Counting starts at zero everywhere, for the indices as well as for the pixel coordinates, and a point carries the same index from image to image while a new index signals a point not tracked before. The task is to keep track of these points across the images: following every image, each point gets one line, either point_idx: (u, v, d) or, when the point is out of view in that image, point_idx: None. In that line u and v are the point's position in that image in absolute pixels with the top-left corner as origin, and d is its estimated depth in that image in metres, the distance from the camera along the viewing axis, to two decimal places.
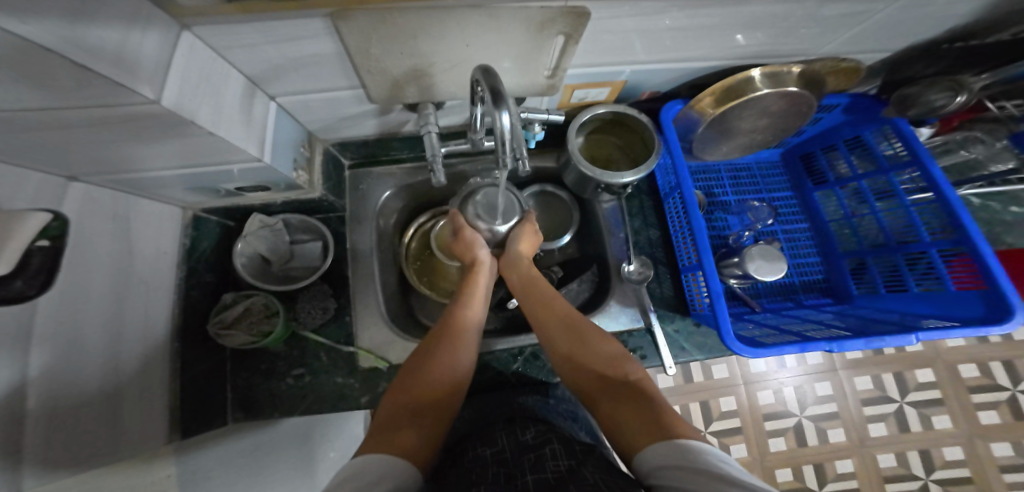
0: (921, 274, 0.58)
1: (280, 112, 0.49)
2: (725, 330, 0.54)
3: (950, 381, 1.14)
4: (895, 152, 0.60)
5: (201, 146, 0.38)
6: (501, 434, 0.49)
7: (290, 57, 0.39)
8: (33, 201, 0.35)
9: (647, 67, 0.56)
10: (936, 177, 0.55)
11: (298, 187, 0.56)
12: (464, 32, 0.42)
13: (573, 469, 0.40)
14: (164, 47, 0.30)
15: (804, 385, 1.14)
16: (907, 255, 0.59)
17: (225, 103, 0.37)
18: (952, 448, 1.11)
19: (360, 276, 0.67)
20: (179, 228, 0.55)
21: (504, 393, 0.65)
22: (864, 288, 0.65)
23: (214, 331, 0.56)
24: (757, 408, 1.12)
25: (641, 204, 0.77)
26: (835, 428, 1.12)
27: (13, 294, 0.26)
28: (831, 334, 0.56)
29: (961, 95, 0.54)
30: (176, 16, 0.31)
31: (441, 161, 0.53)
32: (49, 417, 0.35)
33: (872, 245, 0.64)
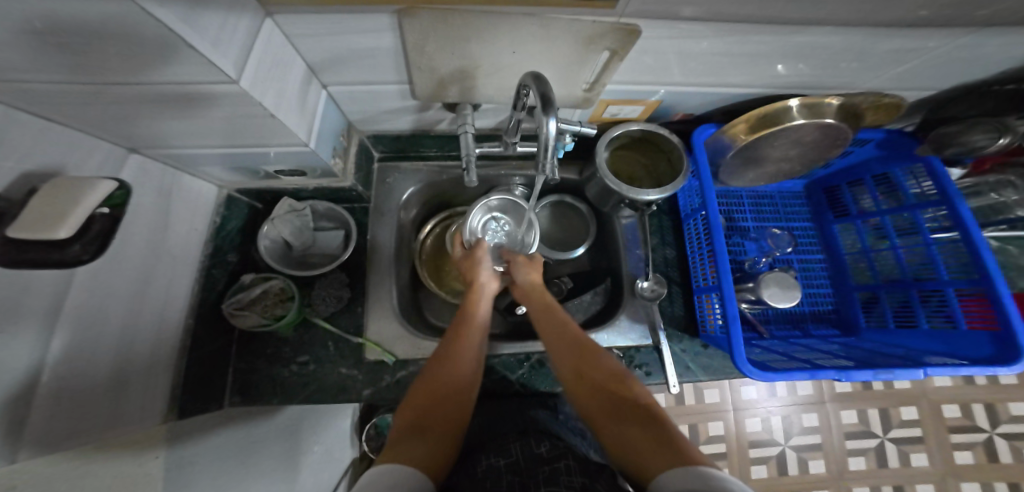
0: (933, 311, 0.59)
1: (329, 102, 0.50)
2: (738, 353, 0.54)
3: (933, 420, 1.14)
4: (924, 191, 0.61)
5: (256, 126, 0.38)
6: (514, 445, 0.49)
7: (349, 48, 0.40)
8: (99, 171, 0.37)
9: (685, 89, 0.57)
10: (964, 217, 0.56)
11: (332, 174, 0.56)
12: (514, 39, 0.43)
13: (588, 487, 0.40)
14: (249, 33, 0.31)
15: (792, 415, 1.14)
16: (922, 292, 0.60)
17: (288, 89, 0.38)
18: (925, 486, 1.12)
19: (377, 270, 0.67)
20: (212, 206, 0.56)
21: (517, 403, 0.65)
22: (873, 321, 0.66)
23: (229, 310, 0.56)
24: (743, 435, 1.13)
25: (661, 222, 0.78)
26: (816, 459, 1.12)
27: (68, 258, 0.26)
28: (839, 363, 0.57)
29: (1003, 137, 0.53)
30: (262, 3, 0.32)
31: (475, 162, 0.54)
32: (65, 384, 0.35)
33: (887, 279, 0.64)
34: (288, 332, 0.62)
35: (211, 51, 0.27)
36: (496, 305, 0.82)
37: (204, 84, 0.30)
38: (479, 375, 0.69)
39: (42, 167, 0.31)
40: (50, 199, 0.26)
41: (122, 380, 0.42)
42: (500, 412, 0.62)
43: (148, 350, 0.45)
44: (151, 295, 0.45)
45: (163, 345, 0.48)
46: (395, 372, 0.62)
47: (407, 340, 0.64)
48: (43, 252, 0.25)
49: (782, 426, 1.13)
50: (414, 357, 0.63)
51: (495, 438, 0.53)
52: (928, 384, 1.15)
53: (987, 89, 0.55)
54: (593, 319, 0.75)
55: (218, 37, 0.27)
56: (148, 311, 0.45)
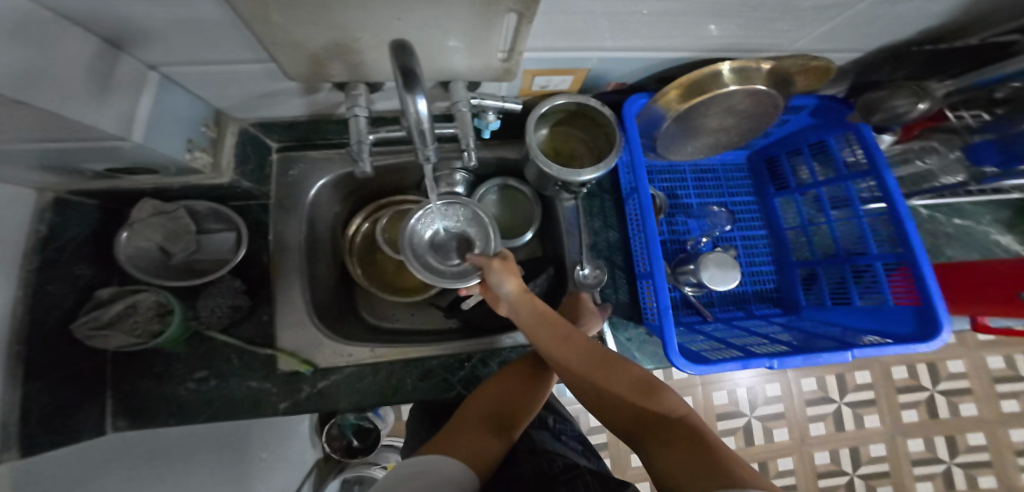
0: (865, 288, 0.58)
1: (168, 84, 0.40)
2: (670, 344, 0.52)
3: (883, 381, 1.21)
4: (854, 160, 0.59)
5: (23, 118, 0.29)
6: (525, 467, 0.44)
7: (163, 19, 0.31)
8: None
9: (614, 55, 0.51)
10: (890, 187, 0.54)
11: (195, 170, 0.48)
12: (393, 5, 0.35)
13: None
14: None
15: (756, 386, 1.19)
16: (855, 268, 0.59)
17: (52, 67, 0.28)
18: (877, 445, 1.20)
19: (283, 274, 0.60)
20: (29, 214, 0.45)
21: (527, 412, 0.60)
22: (811, 299, 0.65)
23: (82, 333, 0.47)
24: (711, 408, 1.17)
25: (602, 204, 0.73)
26: (781, 428, 1.18)
27: None
28: (774, 350, 0.56)
29: (924, 102, 0.50)
30: None
31: (369, 150, 0.48)
32: None
33: (824, 255, 0.64)
34: (178, 346, 0.56)
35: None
36: (439, 302, 0.73)
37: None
38: (415, 378, 0.60)
39: None
40: None
41: None
42: None
43: None
44: None
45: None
46: (315, 382, 0.57)
47: (327, 347, 0.59)
48: None
49: (747, 397, 1.18)
50: (336, 364, 0.58)
51: (505, 459, 0.47)
52: None
53: (905, 51, 0.53)
54: None
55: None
56: None
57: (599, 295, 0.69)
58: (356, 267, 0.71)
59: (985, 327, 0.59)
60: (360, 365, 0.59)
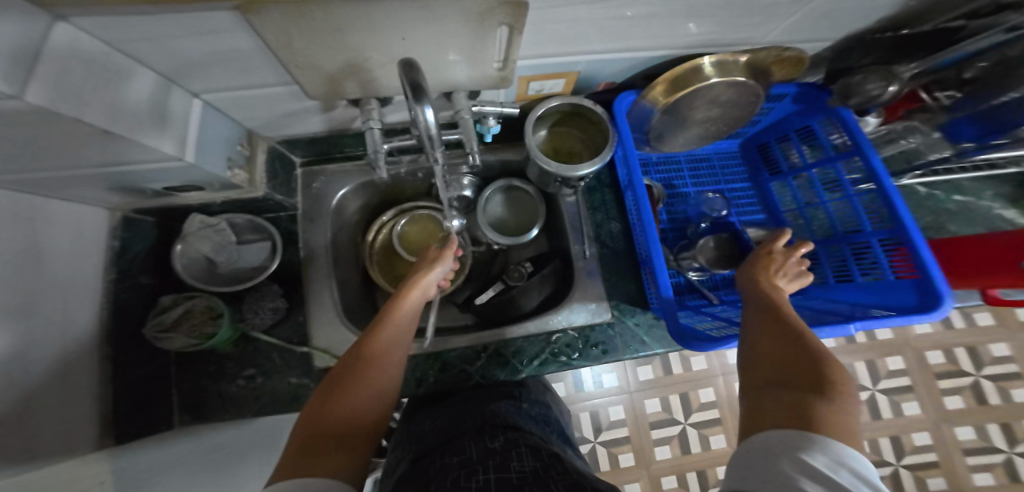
0: (867, 266, 0.59)
1: (207, 109, 0.47)
2: (670, 323, 0.56)
3: (918, 368, 1.19)
4: (839, 142, 0.62)
5: (108, 145, 0.36)
6: (470, 443, 0.48)
7: (206, 52, 0.36)
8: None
9: (601, 58, 0.55)
10: (875, 168, 0.57)
11: (235, 186, 0.57)
12: (398, 26, 0.40)
13: (537, 469, 0.41)
14: (32, 38, 0.26)
15: None
16: (852, 245, 0.61)
17: (129, 101, 0.35)
18: (920, 433, 1.16)
19: (314, 278, 0.67)
20: (105, 230, 0.56)
21: (481, 393, 0.65)
22: (815, 278, 0.66)
23: (152, 334, 0.55)
24: (734, 398, 1.29)
25: (603, 197, 0.78)
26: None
27: None
28: None
29: (893, 85, 0.54)
30: (46, 7, 0.27)
31: (385, 159, 0.53)
32: None
33: (822, 235, 0.66)
34: (227, 348, 0.62)
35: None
36: (456, 299, 0.83)
37: None
38: (436, 371, 0.69)
39: None
40: None
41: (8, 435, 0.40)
42: (459, 403, 0.62)
43: (44, 388, 0.43)
44: (37, 329, 0.44)
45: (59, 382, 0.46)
46: None
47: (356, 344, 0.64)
48: None
49: None
50: None
51: (451, 436, 0.52)
52: (909, 332, 1.20)
53: (871, 38, 0.56)
54: (547, 302, 0.76)
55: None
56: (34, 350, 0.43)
57: (603, 281, 0.73)
58: (376, 270, 0.76)
59: (997, 300, 0.59)
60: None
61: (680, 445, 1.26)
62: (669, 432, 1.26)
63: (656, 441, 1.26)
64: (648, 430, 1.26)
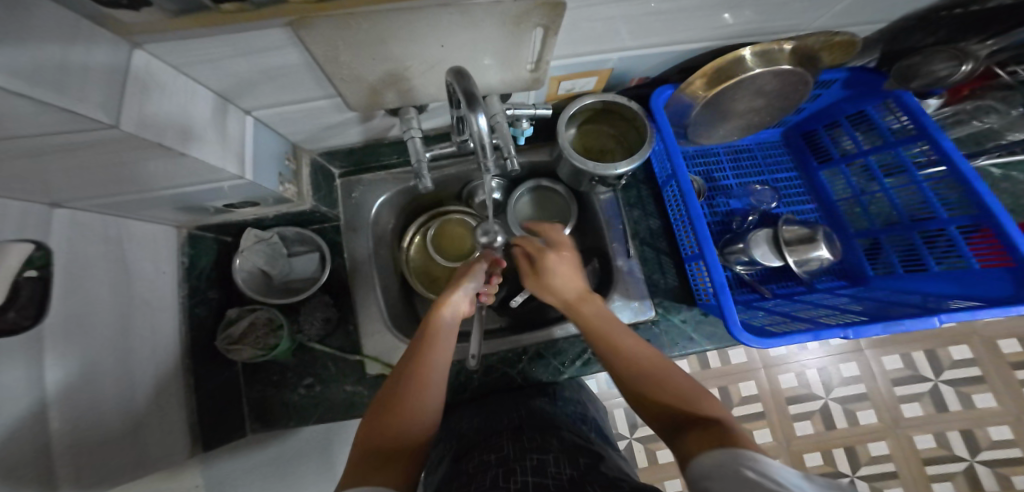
0: (942, 253, 0.56)
1: (258, 126, 0.49)
2: (731, 321, 0.54)
3: (990, 358, 1.11)
4: (901, 127, 0.59)
5: (179, 167, 0.38)
6: (505, 443, 0.49)
7: (259, 69, 0.38)
8: (23, 232, 0.39)
9: (633, 53, 0.54)
10: (949, 151, 0.54)
11: (286, 200, 0.59)
12: (437, 33, 0.41)
13: (574, 478, 0.40)
14: (116, 68, 0.28)
15: (830, 366, 1.12)
16: (924, 233, 0.58)
17: (196, 122, 0.37)
18: (999, 427, 1.08)
19: (359, 286, 0.69)
20: (175, 249, 0.61)
21: (517, 395, 0.66)
22: (880, 268, 0.64)
23: (223, 346, 0.60)
24: (780, 392, 1.11)
25: (640, 193, 0.77)
26: (866, 409, 1.09)
27: (10, 323, 0.33)
28: (845, 319, 0.56)
29: (966, 64, 0.51)
30: (124, 35, 0.28)
31: (428, 166, 0.53)
32: (17, 460, 0.35)
33: (884, 223, 0.63)
34: (287, 357, 0.65)
35: (49, 93, 0.22)
36: (491, 301, 0.83)
37: (79, 132, 0.27)
38: (479, 374, 0.71)
39: None
40: None
41: (91, 440, 0.43)
42: (494, 409, 0.62)
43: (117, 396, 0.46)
44: (109, 339, 0.47)
45: (133, 389, 0.50)
46: None
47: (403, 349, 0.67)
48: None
49: (820, 379, 1.11)
50: None
51: (488, 436, 0.52)
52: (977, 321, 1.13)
53: (932, 17, 0.52)
54: None
55: (66, 79, 0.23)
56: (108, 360, 0.46)
57: (646, 280, 0.72)
58: (412, 274, 0.78)
59: None
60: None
61: None
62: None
63: None
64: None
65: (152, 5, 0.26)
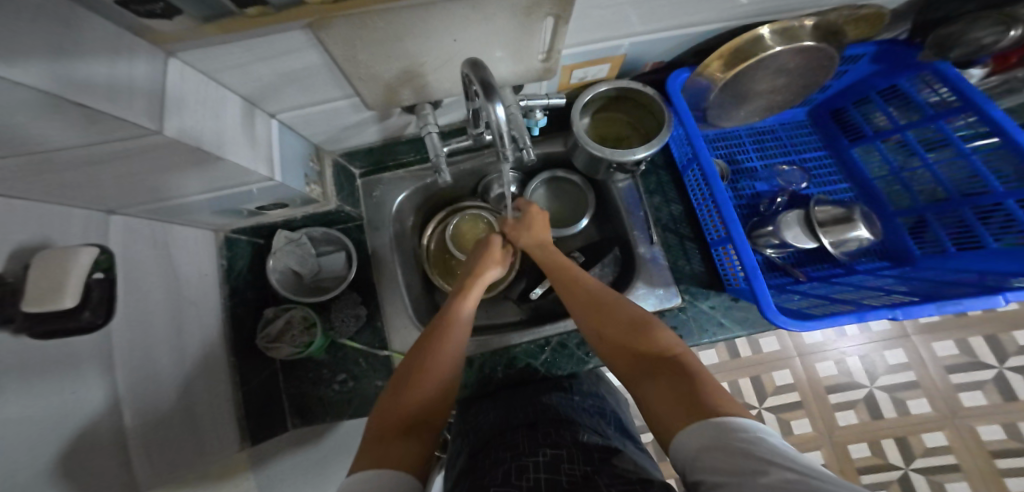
0: (1000, 228, 0.53)
1: (282, 129, 0.51)
2: (766, 303, 0.52)
3: None
4: (940, 99, 0.57)
5: (214, 170, 0.40)
6: (523, 440, 0.50)
7: (281, 72, 0.39)
8: (83, 237, 0.42)
9: (647, 38, 0.53)
10: (999, 121, 0.52)
11: (313, 201, 0.61)
12: (450, 28, 0.41)
13: (588, 476, 0.41)
14: (155, 75, 0.30)
15: (872, 354, 1.20)
16: (977, 208, 0.55)
17: (227, 126, 0.39)
18: None
19: (386, 283, 0.72)
20: (214, 250, 0.63)
21: (528, 394, 0.66)
22: (928, 248, 0.61)
23: (263, 345, 0.63)
24: (818, 380, 1.19)
25: (659, 180, 0.75)
26: (916, 398, 1.16)
27: (83, 322, 0.35)
28: (893, 301, 0.55)
29: (1015, 29, 0.50)
30: (159, 44, 0.30)
31: (446, 161, 0.53)
32: (84, 448, 0.38)
33: (930, 200, 0.60)
34: (321, 355, 0.68)
35: (104, 103, 0.24)
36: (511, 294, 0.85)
37: (128, 139, 0.29)
38: (504, 367, 0.73)
39: (22, 244, 0.35)
40: (55, 273, 0.33)
41: (147, 430, 0.46)
42: (514, 405, 0.63)
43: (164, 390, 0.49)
44: (155, 335, 0.50)
45: (184, 384, 0.53)
46: None
47: None
48: (61, 322, 0.34)
49: (863, 367, 1.19)
50: None
51: (506, 433, 0.54)
52: None
53: None
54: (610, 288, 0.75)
55: (116, 89, 0.25)
56: (160, 356, 0.50)
57: (670, 267, 0.70)
58: (433, 270, 0.79)
59: None
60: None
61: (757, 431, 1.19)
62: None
63: None
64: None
65: (183, 13, 0.28)
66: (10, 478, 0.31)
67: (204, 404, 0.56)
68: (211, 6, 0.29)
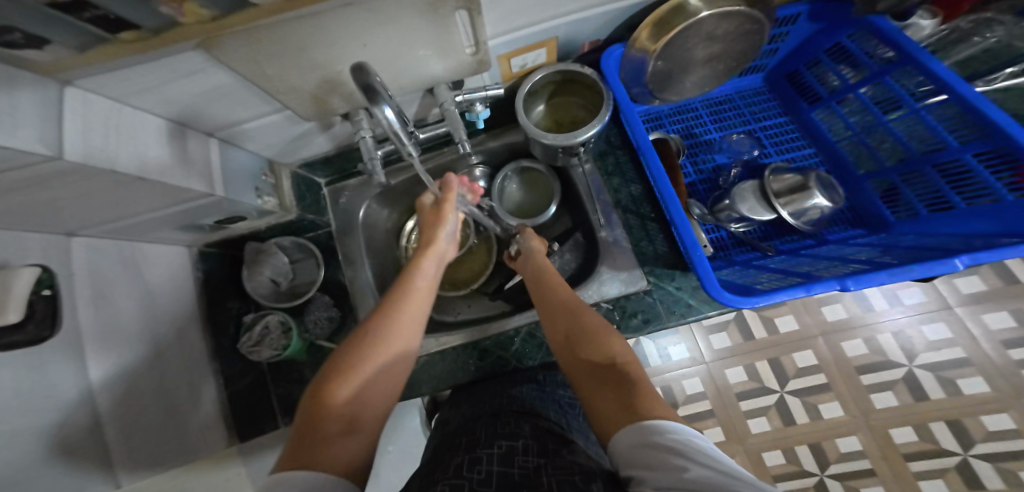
0: (960, 183, 0.57)
1: (224, 146, 0.54)
2: (710, 281, 0.54)
3: None
4: (883, 56, 0.63)
5: (145, 190, 0.42)
6: (483, 428, 0.50)
7: (194, 92, 0.41)
8: (44, 257, 0.46)
9: (572, 17, 0.53)
10: (940, 74, 0.57)
11: (270, 211, 0.65)
12: (357, 33, 0.41)
13: (539, 466, 0.40)
14: (45, 104, 0.32)
15: (908, 330, 1.18)
16: (936, 164, 0.59)
17: (147, 148, 0.41)
18: None
19: (357, 287, 0.74)
20: (190, 263, 0.68)
21: (501, 379, 0.68)
22: (901, 212, 0.64)
23: (245, 349, 0.65)
24: (846, 361, 1.17)
25: (618, 160, 0.74)
26: (967, 378, 1.12)
27: (30, 335, 0.39)
28: (847, 271, 0.55)
29: None
30: (48, 74, 0.32)
31: (380, 162, 0.57)
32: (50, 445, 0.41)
33: (895, 161, 0.64)
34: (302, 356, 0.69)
35: None
36: (485, 288, 0.85)
37: (28, 168, 0.31)
38: (476, 360, 0.71)
39: None
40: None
41: (124, 431, 0.50)
42: (480, 400, 0.62)
43: (138, 394, 0.53)
44: (130, 343, 0.54)
45: (165, 388, 0.57)
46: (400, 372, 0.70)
47: None
48: (14, 336, 0.38)
49: (898, 344, 1.17)
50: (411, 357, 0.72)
51: (470, 423, 0.54)
52: None
53: None
54: (575, 274, 0.76)
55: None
56: (137, 361, 0.54)
57: (632, 249, 0.68)
58: (411, 269, 0.85)
59: None
60: (430, 353, 0.71)
61: (779, 416, 1.16)
62: (764, 401, 1.17)
63: (748, 413, 1.17)
64: (736, 401, 1.18)
65: (52, 42, 0.29)
66: None
67: (188, 408, 0.60)
68: (80, 33, 0.30)
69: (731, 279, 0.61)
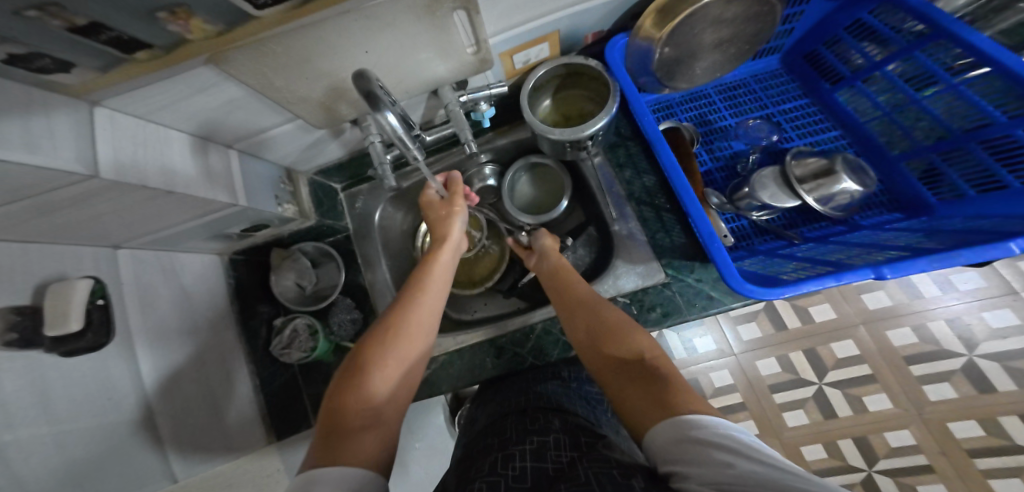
0: (1015, 158, 0.52)
1: (244, 157, 0.57)
2: (730, 273, 0.52)
3: None
4: (911, 30, 0.60)
5: (174, 204, 0.45)
6: (512, 425, 0.50)
7: (209, 106, 0.44)
8: (94, 269, 0.50)
9: (572, 10, 0.52)
10: (979, 46, 0.53)
11: (290, 218, 0.68)
12: (359, 40, 0.42)
13: (573, 460, 0.40)
14: (78, 124, 0.35)
15: (967, 317, 1.09)
16: (983, 141, 0.55)
17: (173, 163, 0.44)
18: None
19: (376, 287, 0.77)
20: (222, 271, 0.72)
21: (525, 374, 0.69)
22: (945, 194, 0.59)
23: (277, 351, 0.67)
24: (893, 352, 1.10)
25: (629, 151, 0.72)
26: None
27: (88, 342, 0.43)
28: (880, 258, 0.52)
29: None
30: (77, 95, 0.35)
31: (390, 167, 0.58)
32: (107, 436, 0.46)
33: (933, 140, 0.60)
34: (330, 357, 0.73)
35: (24, 156, 0.29)
36: (500, 287, 0.86)
37: (68, 187, 0.34)
38: (494, 357, 0.71)
39: (41, 280, 0.44)
40: (57, 302, 0.41)
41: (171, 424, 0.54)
42: (505, 396, 0.62)
43: (182, 391, 0.57)
44: (173, 344, 0.58)
45: (206, 385, 0.61)
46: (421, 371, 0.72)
47: None
48: (73, 342, 0.42)
49: (956, 333, 1.09)
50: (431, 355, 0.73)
51: (498, 420, 0.55)
52: None
53: None
54: (590, 268, 0.75)
55: (30, 140, 0.30)
56: (179, 361, 0.58)
57: (649, 242, 0.66)
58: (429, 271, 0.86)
59: None
60: (448, 352, 0.72)
61: (817, 408, 1.10)
62: (802, 394, 1.12)
63: (784, 406, 1.12)
64: (769, 393, 1.14)
65: (78, 65, 0.32)
66: (48, 456, 0.39)
67: (228, 404, 0.64)
68: (101, 56, 0.33)
69: (754, 270, 0.58)
